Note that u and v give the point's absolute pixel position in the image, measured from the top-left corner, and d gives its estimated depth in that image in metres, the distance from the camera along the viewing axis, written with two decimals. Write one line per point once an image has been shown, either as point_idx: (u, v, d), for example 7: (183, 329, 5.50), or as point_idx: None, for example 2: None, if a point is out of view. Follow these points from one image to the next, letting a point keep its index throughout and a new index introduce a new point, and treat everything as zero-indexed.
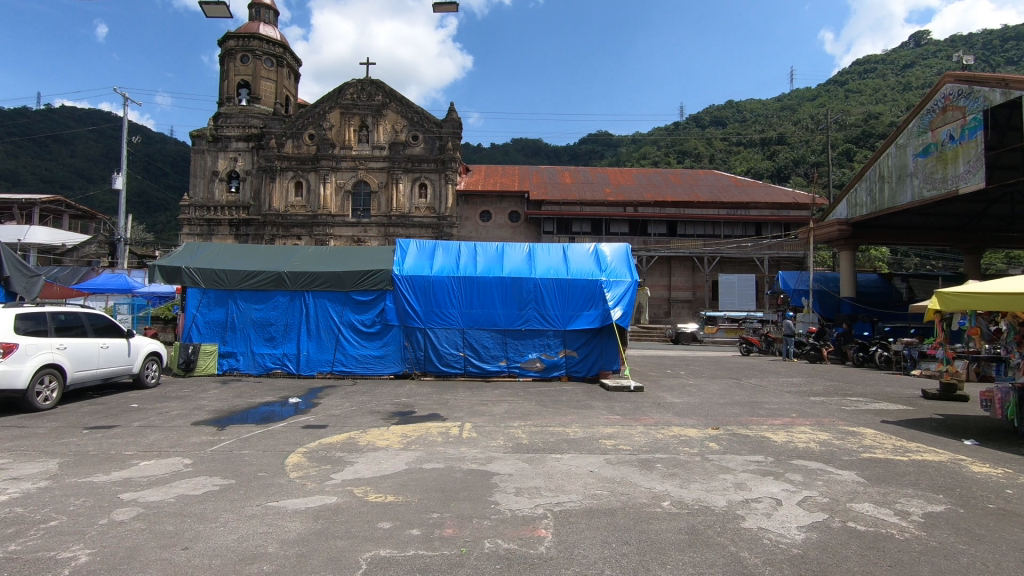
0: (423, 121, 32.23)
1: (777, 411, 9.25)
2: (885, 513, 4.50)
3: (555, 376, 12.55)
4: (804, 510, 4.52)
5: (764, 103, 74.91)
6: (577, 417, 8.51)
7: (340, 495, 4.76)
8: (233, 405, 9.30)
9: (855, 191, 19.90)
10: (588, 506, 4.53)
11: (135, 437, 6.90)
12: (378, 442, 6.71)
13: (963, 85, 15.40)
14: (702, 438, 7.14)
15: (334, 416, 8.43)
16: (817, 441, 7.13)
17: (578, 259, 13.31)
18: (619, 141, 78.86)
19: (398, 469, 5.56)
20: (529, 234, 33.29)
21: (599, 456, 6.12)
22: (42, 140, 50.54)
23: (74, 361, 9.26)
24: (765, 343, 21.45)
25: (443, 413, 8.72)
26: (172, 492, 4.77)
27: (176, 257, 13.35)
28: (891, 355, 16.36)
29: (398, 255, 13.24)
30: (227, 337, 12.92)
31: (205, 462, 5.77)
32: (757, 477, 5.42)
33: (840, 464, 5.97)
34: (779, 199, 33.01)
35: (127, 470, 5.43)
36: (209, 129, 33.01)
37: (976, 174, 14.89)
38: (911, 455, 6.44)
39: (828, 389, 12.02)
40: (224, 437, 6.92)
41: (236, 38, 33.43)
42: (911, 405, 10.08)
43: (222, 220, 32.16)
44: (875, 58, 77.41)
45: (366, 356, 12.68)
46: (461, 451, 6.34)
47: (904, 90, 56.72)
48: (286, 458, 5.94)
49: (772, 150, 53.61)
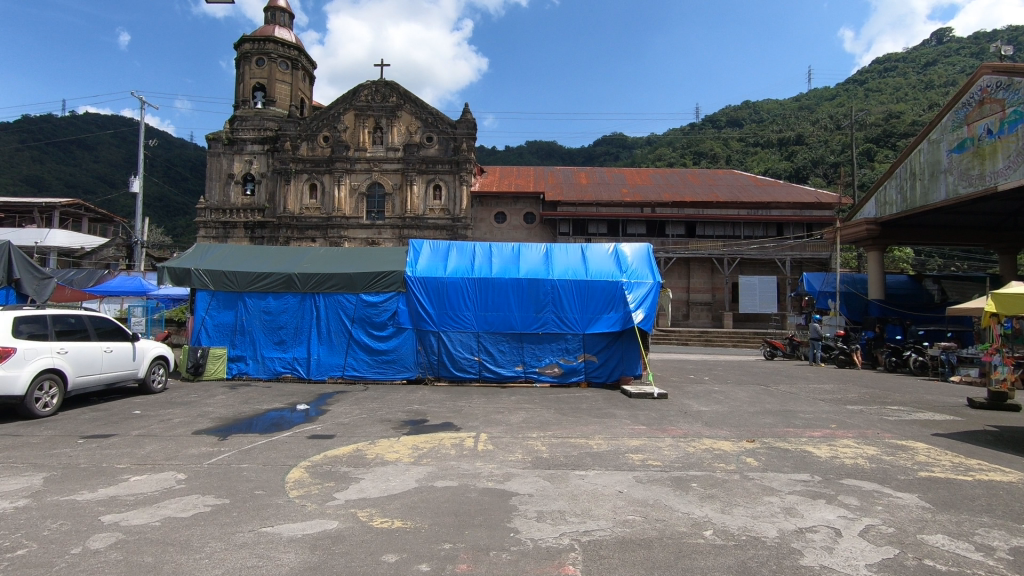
0: (437, 122, 31.92)
1: (814, 422, 8.61)
2: (965, 548, 3.90)
3: (574, 382, 11.99)
4: (869, 543, 3.94)
5: (781, 104, 73.79)
6: (600, 428, 7.89)
7: (341, 519, 4.26)
8: (238, 412, 8.92)
9: (884, 188, 19.19)
10: (620, 536, 3.99)
11: (130, 448, 6.47)
12: (387, 456, 6.21)
13: (1002, 76, 14.55)
14: (738, 453, 6.55)
15: (343, 425, 7.98)
16: (866, 456, 6.52)
17: (597, 260, 12.77)
18: (634, 144, 78.30)
19: (408, 488, 5.06)
20: (545, 235, 32.65)
21: (628, 474, 5.59)
22: (65, 145, 51.20)
23: (76, 366, 8.93)
24: (789, 346, 20.50)
25: (457, 422, 8.19)
26: (159, 513, 4.33)
27: (187, 257, 13.06)
28: (926, 360, 15.66)
29: (411, 256, 12.81)
30: (236, 341, 12.58)
31: (201, 478, 5.33)
32: (807, 501, 4.84)
33: (897, 485, 5.35)
34: (802, 198, 32.09)
35: (114, 487, 5.00)
36: (224, 132, 33.06)
37: (1016, 170, 14.01)
38: (975, 474, 5.82)
39: (864, 397, 11.34)
40: (226, 448, 6.51)
41: (252, 42, 33.41)
42: (959, 416, 9.35)
43: (238, 223, 32.09)
44: (895, 56, 75.86)
45: (378, 361, 12.25)
46: (476, 466, 5.84)
47: (926, 87, 55.40)
48: (287, 474, 5.49)
49: (791, 151, 52.43)
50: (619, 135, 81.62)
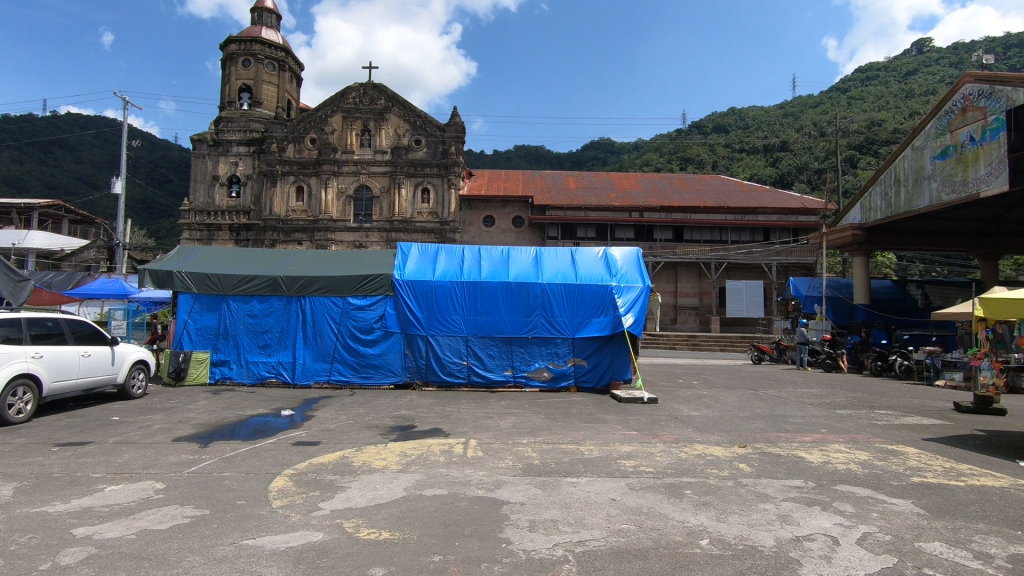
0: (425, 125, 31.83)
1: (804, 427, 8.58)
2: (964, 556, 3.85)
3: (563, 387, 11.89)
4: (866, 551, 3.87)
5: (766, 111, 74.56)
6: (591, 433, 7.79)
7: (327, 530, 4.12)
8: (221, 418, 8.69)
9: (869, 194, 19.38)
10: (615, 546, 3.89)
11: (106, 456, 6.24)
12: (375, 463, 6.05)
13: (984, 84, 14.72)
14: (730, 459, 6.49)
15: (329, 431, 7.79)
16: (857, 461, 6.49)
17: (587, 264, 12.69)
18: (621, 150, 78.70)
19: (396, 497, 4.92)
20: (533, 239, 32.46)
21: (621, 480, 5.49)
22: (45, 145, 50.31)
23: (52, 371, 8.66)
24: (776, 351, 20.61)
25: (446, 428, 8.05)
26: (134, 526, 4.14)
27: (169, 260, 12.80)
28: (911, 364, 15.74)
29: (399, 259, 12.66)
30: (219, 345, 12.32)
31: (181, 488, 5.14)
32: (802, 508, 4.77)
33: (891, 491, 5.31)
34: (788, 204, 32.38)
35: (89, 497, 4.79)
36: (210, 133, 32.65)
37: (999, 176, 14.17)
38: (967, 479, 5.80)
39: (852, 402, 11.33)
40: (207, 456, 6.31)
41: (238, 42, 33.04)
42: (947, 420, 9.37)
43: (222, 225, 31.64)
44: (877, 65, 77.00)
45: (365, 365, 12.06)
46: (466, 473, 5.71)
47: (907, 96, 56.30)
48: (270, 482, 5.31)
49: (776, 157, 52.95)
50: (606, 140, 81.97)
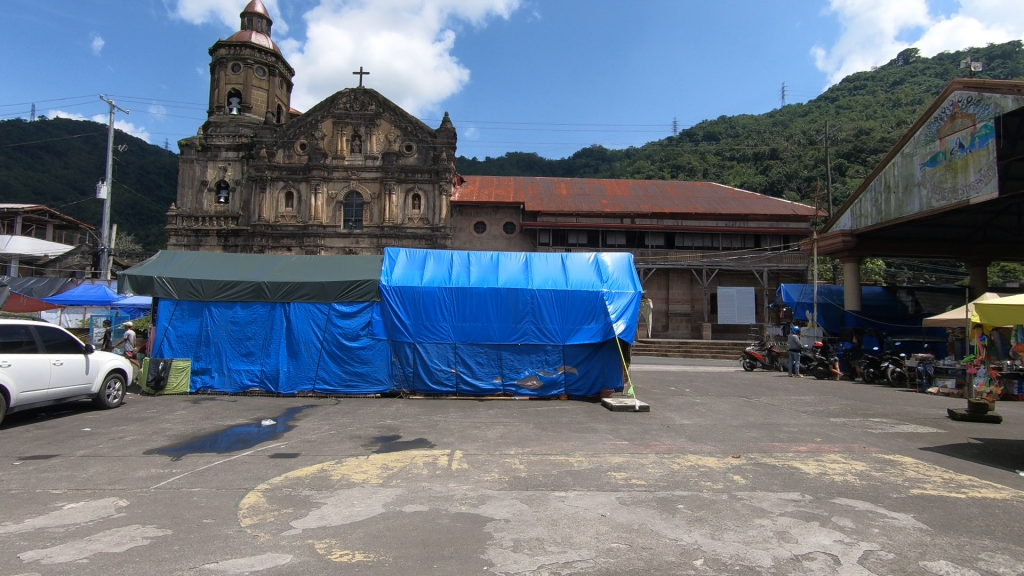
0: (416, 130, 31.63)
1: (799, 436, 8.39)
2: None
3: (554, 396, 11.65)
4: (869, 572, 3.65)
5: (756, 119, 75.17)
6: (581, 443, 7.57)
7: (296, 552, 3.85)
8: (198, 429, 8.37)
9: (859, 201, 19.29)
10: (603, 568, 3.65)
11: (71, 471, 5.93)
12: (354, 477, 5.79)
13: (972, 92, 14.76)
14: (724, 470, 6.28)
15: (309, 442, 7.51)
16: (854, 472, 6.29)
17: (578, 270, 12.48)
18: (613, 157, 78.96)
19: (374, 515, 4.64)
20: (524, 246, 32.26)
21: (611, 494, 5.25)
22: (33, 150, 49.54)
23: (20, 381, 8.32)
24: (768, 357, 20.45)
25: (431, 438, 7.79)
26: (89, 548, 3.85)
27: (150, 266, 12.50)
28: (903, 372, 15.68)
29: (386, 265, 12.41)
30: (200, 353, 11.97)
31: (145, 505, 4.84)
32: (801, 523, 4.55)
33: (891, 504, 5.10)
34: (779, 211, 32.36)
35: (44, 517, 4.49)
36: (198, 138, 32.32)
37: (988, 183, 14.14)
38: (967, 491, 5.61)
39: (845, 409, 11.18)
40: (178, 470, 6.01)
41: (227, 47, 32.70)
42: (942, 428, 9.24)
43: (211, 230, 31.24)
44: (864, 75, 77.97)
45: (350, 374, 11.75)
46: (449, 488, 5.45)
47: (894, 106, 56.89)
48: (241, 499, 5.03)
49: (766, 165, 53.37)
50: (599, 148, 82.33)
